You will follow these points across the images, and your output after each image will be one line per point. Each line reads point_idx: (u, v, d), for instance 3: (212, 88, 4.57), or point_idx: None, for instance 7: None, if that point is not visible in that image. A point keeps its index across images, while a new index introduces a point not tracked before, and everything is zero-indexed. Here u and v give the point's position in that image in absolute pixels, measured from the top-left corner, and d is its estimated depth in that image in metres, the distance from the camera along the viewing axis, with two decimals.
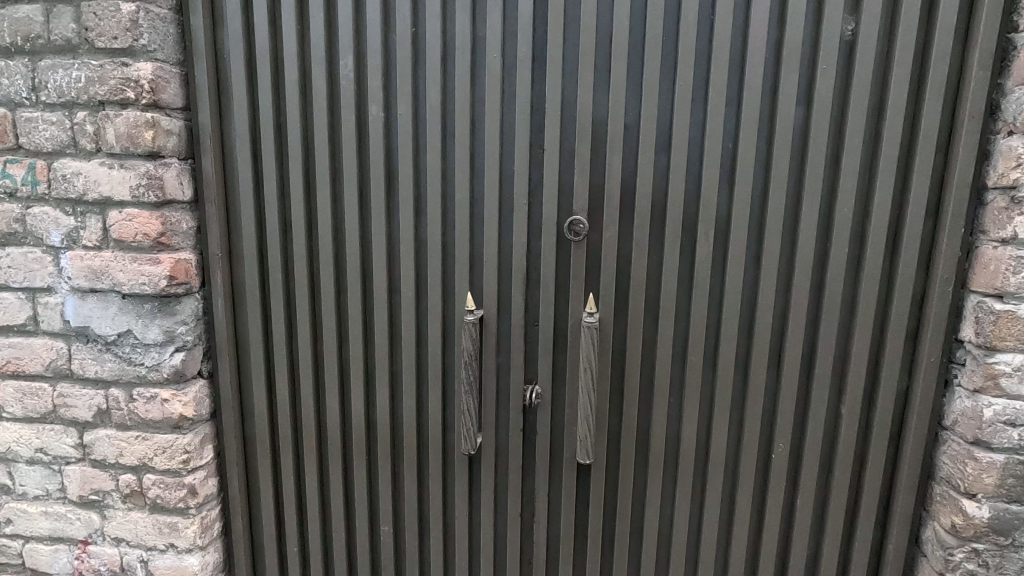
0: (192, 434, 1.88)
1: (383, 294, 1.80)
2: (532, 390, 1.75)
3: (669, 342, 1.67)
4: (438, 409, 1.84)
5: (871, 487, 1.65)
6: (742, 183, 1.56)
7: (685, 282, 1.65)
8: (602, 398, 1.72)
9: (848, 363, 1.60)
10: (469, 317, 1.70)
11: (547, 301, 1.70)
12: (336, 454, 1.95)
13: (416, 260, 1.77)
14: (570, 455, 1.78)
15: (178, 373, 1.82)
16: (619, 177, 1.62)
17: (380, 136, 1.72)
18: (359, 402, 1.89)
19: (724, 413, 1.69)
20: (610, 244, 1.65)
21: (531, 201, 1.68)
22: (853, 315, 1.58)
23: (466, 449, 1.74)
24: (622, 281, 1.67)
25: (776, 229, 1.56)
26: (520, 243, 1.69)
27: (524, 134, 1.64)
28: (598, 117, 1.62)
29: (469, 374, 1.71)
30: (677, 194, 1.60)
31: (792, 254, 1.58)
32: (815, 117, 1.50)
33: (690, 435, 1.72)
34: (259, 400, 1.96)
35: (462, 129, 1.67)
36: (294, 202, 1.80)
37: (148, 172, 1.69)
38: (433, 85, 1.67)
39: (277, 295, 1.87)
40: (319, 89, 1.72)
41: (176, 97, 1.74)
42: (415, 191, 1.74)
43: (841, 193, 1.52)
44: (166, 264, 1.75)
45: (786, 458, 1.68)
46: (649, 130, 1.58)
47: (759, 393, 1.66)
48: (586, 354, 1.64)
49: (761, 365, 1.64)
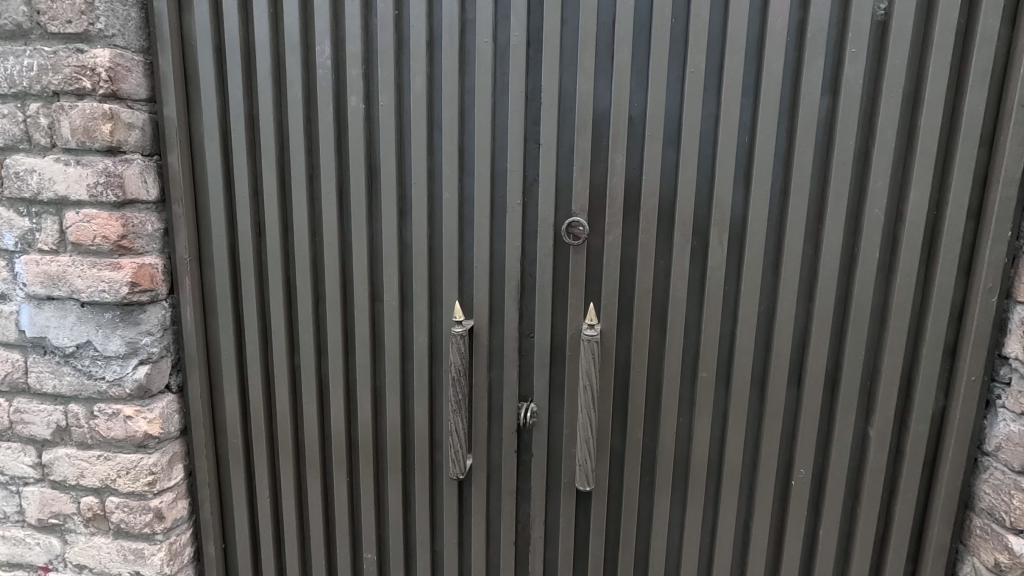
0: (159, 453, 1.74)
1: (365, 303, 1.65)
2: (527, 408, 1.60)
3: (677, 357, 1.51)
4: (425, 428, 1.69)
5: (902, 518, 1.49)
6: (760, 179, 1.40)
7: (695, 290, 1.49)
8: (604, 418, 1.57)
9: (878, 381, 1.44)
10: (458, 328, 1.54)
11: (543, 311, 1.55)
12: (314, 476, 1.79)
13: (400, 265, 1.62)
14: (568, 480, 1.63)
15: (142, 388, 1.67)
16: (623, 174, 1.47)
17: (360, 129, 1.57)
18: (340, 420, 1.74)
19: (739, 435, 1.53)
20: (613, 249, 1.49)
21: (525, 200, 1.53)
22: (883, 327, 1.42)
23: (454, 473, 1.58)
24: (626, 289, 1.52)
25: (799, 231, 1.40)
26: (514, 247, 1.54)
27: (519, 127, 1.49)
28: (599, 109, 1.47)
29: (457, 392, 1.55)
30: (687, 193, 1.44)
31: (815, 259, 1.42)
32: (843, 106, 1.34)
33: (700, 460, 1.56)
34: (232, 415, 1.81)
35: (450, 122, 1.52)
36: (269, 202, 1.65)
37: (107, 169, 1.54)
38: (418, 73, 1.52)
39: (252, 302, 1.72)
40: (294, 77, 1.58)
41: (139, 87, 1.60)
42: (399, 190, 1.59)
43: (872, 191, 1.36)
44: (128, 269, 1.60)
45: (807, 486, 1.52)
46: (656, 121, 1.43)
47: (777, 413, 1.50)
48: (586, 370, 1.48)
49: (780, 382, 1.48)
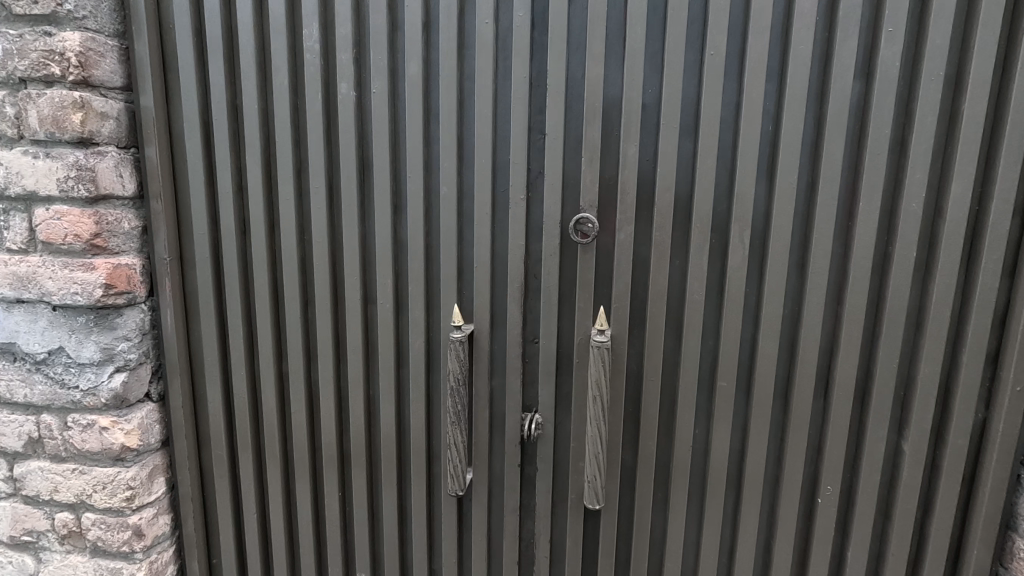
0: (138, 466, 1.63)
1: (357, 306, 1.54)
2: (530, 418, 1.48)
3: (694, 365, 1.40)
4: (422, 440, 1.58)
5: (939, 539, 1.37)
6: (785, 173, 1.29)
7: (714, 292, 1.38)
8: (613, 431, 1.46)
9: (913, 391, 1.32)
10: (457, 334, 1.42)
11: (549, 315, 1.43)
12: (304, 490, 1.68)
13: (394, 266, 1.51)
14: (575, 497, 1.51)
15: (118, 398, 1.56)
16: (636, 167, 1.35)
17: (351, 118, 1.45)
18: (331, 431, 1.63)
19: (760, 449, 1.41)
20: (625, 248, 1.38)
21: (530, 196, 1.42)
22: (919, 333, 1.31)
23: (453, 489, 1.47)
24: (638, 291, 1.41)
25: (827, 229, 1.29)
26: (517, 246, 1.42)
27: (522, 115, 1.38)
28: (609, 96, 1.35)
29: (456, 403, 1.43)
30: (706, 187, 1.32)
31: (845, 259, 1.31)
32: (878, 90, 1.22)
33: (718, 475, 1.44)
34: (216, 425, 1.70)
35: (448, 111, 1.41)
36: (254, 198, 1.54)
37: (78, 162, 1.43)
38: (413, 58, 1.40)
39: (236, 305, 1.61)
40: (280, 63, 1.46)
41: (113, 74, 1.48)
42: (393, 185, 1.47)
43: (909, 184, 1.24)
44: (102, 270, 1.49)
45: (834, 504, 1.40)
46: (672, 109, 1.31)
47: (803, 426, 1.38)
48: (595, 379, 1.36)
49: (806, 392, 1.36)
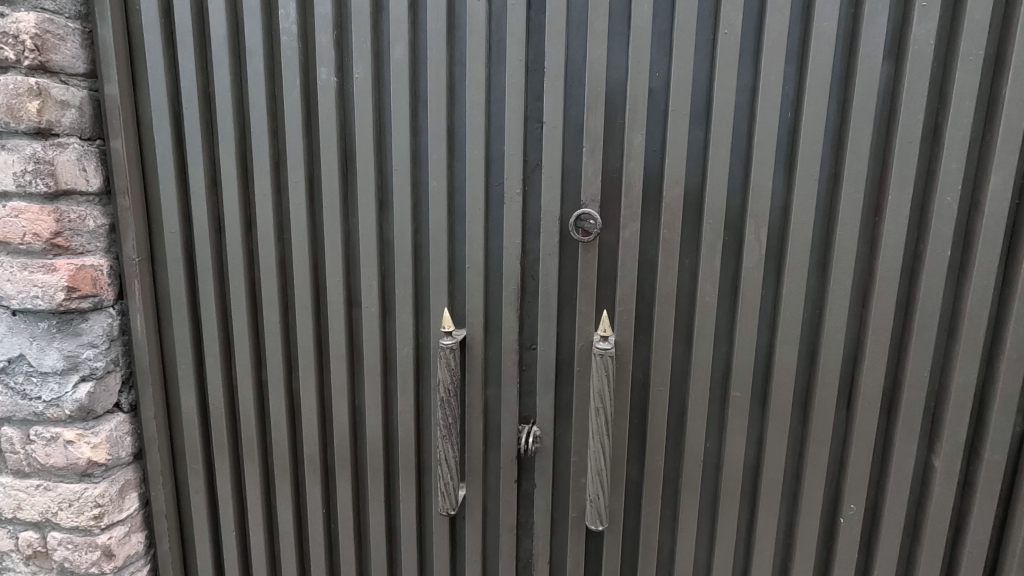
0: (106, 482, 1.51)
1: (340, 310, 1.42)
2: (528, 431, 1.37)
3: (706, 374, 1.28)
4: (411, 454, 1.46)
5: (973, 563, 1.26)
6: (806, 163, 1.17)
7: (726, 295, 1.27)
8: (618, 445, 1.34)
9: (945, 402, 1.21)
10: (447, 340, 1.31)
11: (548, 319, 1.32)
12: (286, 506, 1.57)
13: (380, 266, 1.40)
14: (577, 515, 1.40)
15: (84, 410, 1.45)
16: (642, 157, 1.24)
17: (332, 106, 1.34)
18: (313, 444, 1.51)
19: (778, 465, 1.30)
20: (631, 247, 1.26)
21: (526, 190, 1.31)
22: (952, 339, 1.19)
23: (444, 508, 1.35)
24: (645, 294, 1.30)
25: (852, 224, 1.17)
26: (513, 245, 1.31)
27: (517, 102, 1.26)
28: (613, 81, 1.24)
29: (447, 415, 1.32)
30: (719, 180, 1.21)
31: (871, 258, 1.20)
32: (911, 71, 1.11)
33: (732, 492, 1.33)
34: (191, 437, 1.59)
35: (437, 98, 1.29)
36: (228, 193, 1.43)
37: (35, 154, 1.32)
38: (399, 40, 1.29)
39: (211, 309, 1.50)
40: (255, 47, 1.35)
41: (74, 60, 1.37)
42: (378, 178, 1.36)
43: (944, 176, 1.13)
44: (64, 272, 1.38)
45: (858, 525, 1.29)
46: (681, 94, 1.20)
47: (824, 440, 1.27)
48: (598, 390, 1.25)
49: (828, 404, 1.25)
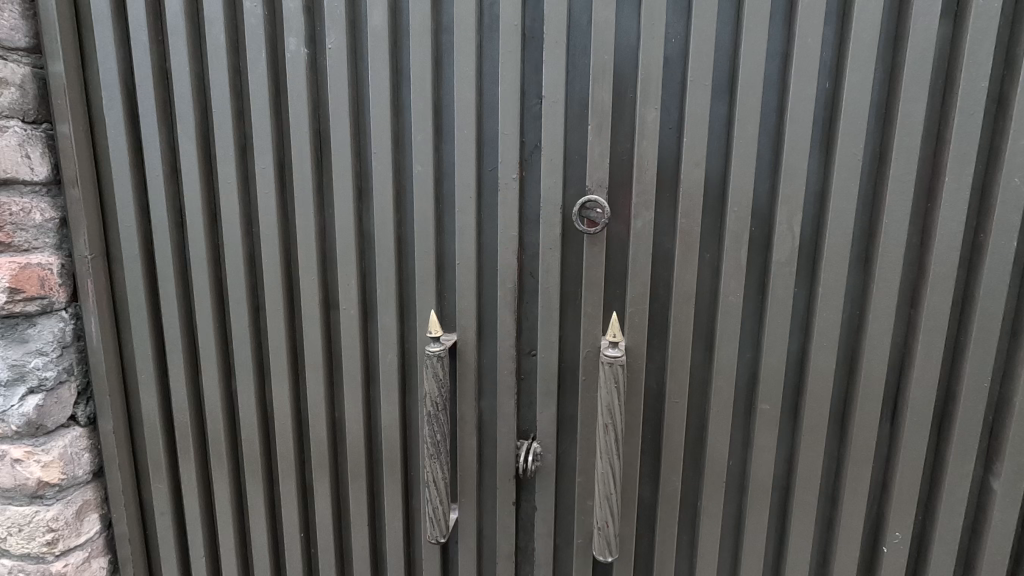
0: (60, 505, 1.36)
1: (315, 313, 1.27)
2: (528, 448, 1.22)
3: (729, 383, 1.12)
4: (397, 472, 1.31)
5: None
6: (848, 140, 1.01)
7: (753, 293, 1.11)
8: (629, 464, 1.19)
9: (1007, 416, 1.05)
10: (434, 347, 1.15)
11: (550, 322, 1.16)
12: (260, 529, 1.42)
13: (360, 263, 1.24)
14: (583, 541, 1.24)
15: (31, 425, 1.29)
16: (656, 136, 1.07)
17: (303, 82, 1.18)
18: (289, 461, 1.36)
19: (812, 487, 1.14)
20: (643, 240, 1.10)
21: (523, 175, 1.15)
22: (1016, 343, 1.03)
23: (433, 535, 1.19)
24: (660, 292, 1.14)
25: (902, 212, 1.01)
26: (509, 237, 1.15)
27: (513, 72, 1.10)
28: (622, 49, 1.08)
29: (434, 432, 1.16)
30: (746, 162, 1.05)
31: (923, 251, 1.04)
32: (974, 29, 0.94)
33: (759, 517, 1.17)
34: (154, 453, 1.43)
35: (420, 71, 1.13)
36: (188, 182, 1.27)
37: None
38: (377, 5, 1.13)
39: (173, 312, 1.34)
40: (214, 16, 1.19)
41: (13, 31, 1.22)
42: (356, 163, 1.21)
43: (1011, 153, 0.96)
44: (5, 271, 1.23)
45: (903, 555, 1.13)
46: (701, 61, 1.03)
47: (866, 459, 1.10)
48: (607, 403, 1.09)
49: (871, 418, 1.09)
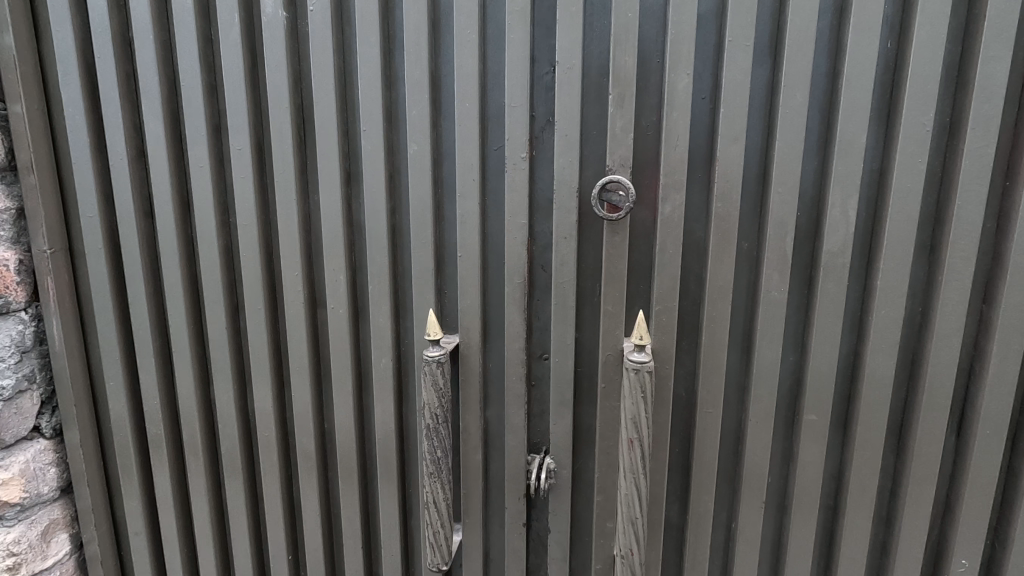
0: (23, 526, 1.23)
1: (300, 313, 1.13)
2: (540, 463, 1.08)
3: (770, 392, 0.98)
4: (394, 489, 1.17)
5: None
6: (915, 109, 0.86)
7: (798, 288, 0.97)
8: (655, 481, 1.05)
9: None
10: (433, 351, 1.01)
11: (565, 321, 1.02)
12: (244, 549, 1.29)
13: (349, 257, 1.10)
14: (602, 566, 1.11)
15: None
16: (689, 107, 0.93)
17: (282, 51, 1.04)
18: (273, 476, 1.23)
19: (865, 509, 1.00)
20: (672, 228, 0.96)
21: (533, 155, 1.01)
22: None
23: (434, 562, 1.06)
24: (691, 289, 1.00)
25: (978, 193, 0.87)
26: (518, 226, 1.01)
27: (522, 35, 0.95)
28: (646, 8, 0.94)
29: (434, 447, 1.02)
30: (793, 135, 0.90)
31: (999, 240, 0.90)
32: None
33: (803, 541, 1.03)
34: (126, 468, 1.30)
35: (415, 36, 0.99)
36: (156, 166, 1.13)
37: None
38: None
39: (142, 312, 1.21)
40: None
41: None
42: (343, 144, 1.06)
43: None
44: None
45: None
46: (741, 19, 0.89)
47: (928, 478, 0.97)
48: (632, 414, 0.95)
49: (935, 431, 0.95)
